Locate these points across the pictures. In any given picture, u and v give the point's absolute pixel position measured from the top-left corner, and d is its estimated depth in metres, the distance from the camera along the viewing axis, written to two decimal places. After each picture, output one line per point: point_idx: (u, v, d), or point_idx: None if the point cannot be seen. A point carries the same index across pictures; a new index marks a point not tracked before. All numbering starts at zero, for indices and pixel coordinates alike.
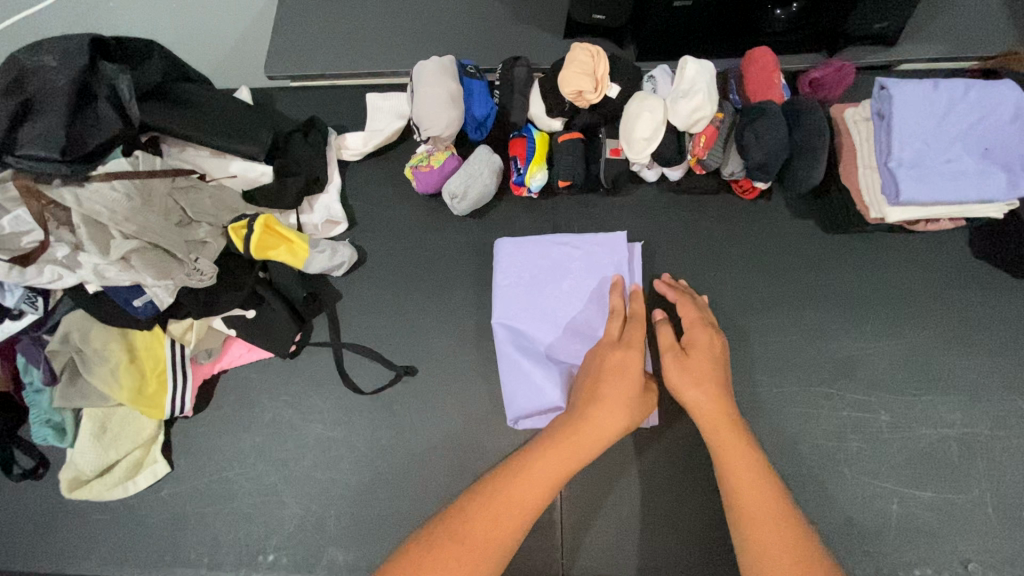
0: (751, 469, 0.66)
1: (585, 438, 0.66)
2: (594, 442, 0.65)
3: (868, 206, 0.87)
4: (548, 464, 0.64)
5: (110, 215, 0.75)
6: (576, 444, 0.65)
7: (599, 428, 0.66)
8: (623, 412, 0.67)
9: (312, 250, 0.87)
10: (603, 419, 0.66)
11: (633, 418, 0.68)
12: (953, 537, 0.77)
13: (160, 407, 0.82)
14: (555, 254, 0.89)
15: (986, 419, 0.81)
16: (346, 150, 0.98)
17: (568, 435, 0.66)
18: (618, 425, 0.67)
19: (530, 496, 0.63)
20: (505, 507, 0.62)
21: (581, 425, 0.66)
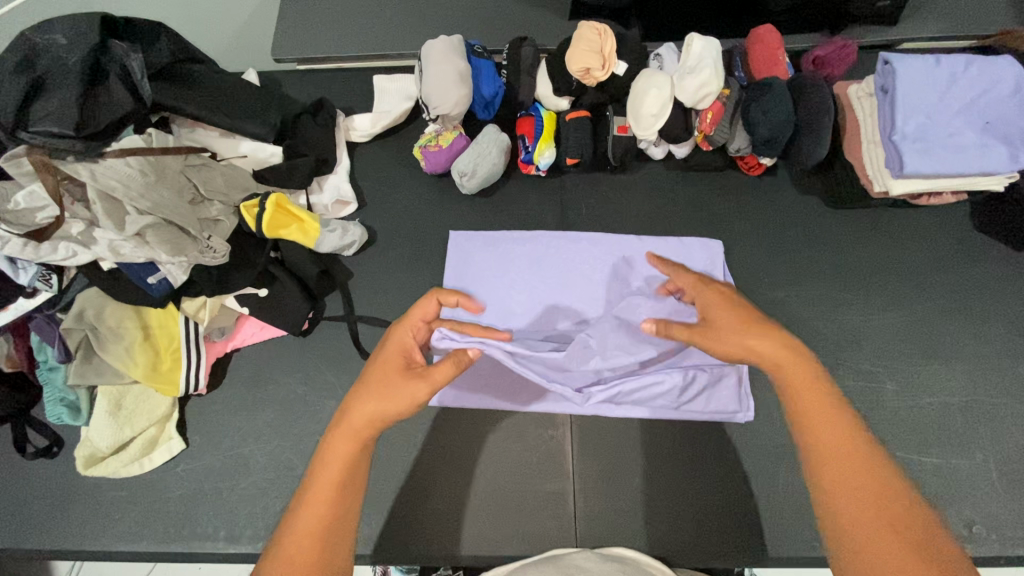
0: (840, 424, 0.58)
1: (343, 429, 0.62)
2: (353, 441, 0.61)
3: (871, 179, 0.88)
4: (328, 462, 0.60)
5: (124, 190, 0.75)
6: (343, 440, 0.61)
7: (351, 421, 0.62)
8: (374, 396, 0.62)
9: (322, 230, 0.89)
10: (354, 407, 0.62)
11: (391, 400, 0.62)
12: (960, 502, 0.78)
13: (175, 383, 0.83)
14: (548, 247, 0.92)
15: (988, 386, 0.83)
16: (355, 132, 0.99)
17: (332, 435, 0.62)
18: (385, 413, 0.61)
19: (321, 501, 0.59)
20: (329, 485, 0.59)
21: (337, 420, 0.62)
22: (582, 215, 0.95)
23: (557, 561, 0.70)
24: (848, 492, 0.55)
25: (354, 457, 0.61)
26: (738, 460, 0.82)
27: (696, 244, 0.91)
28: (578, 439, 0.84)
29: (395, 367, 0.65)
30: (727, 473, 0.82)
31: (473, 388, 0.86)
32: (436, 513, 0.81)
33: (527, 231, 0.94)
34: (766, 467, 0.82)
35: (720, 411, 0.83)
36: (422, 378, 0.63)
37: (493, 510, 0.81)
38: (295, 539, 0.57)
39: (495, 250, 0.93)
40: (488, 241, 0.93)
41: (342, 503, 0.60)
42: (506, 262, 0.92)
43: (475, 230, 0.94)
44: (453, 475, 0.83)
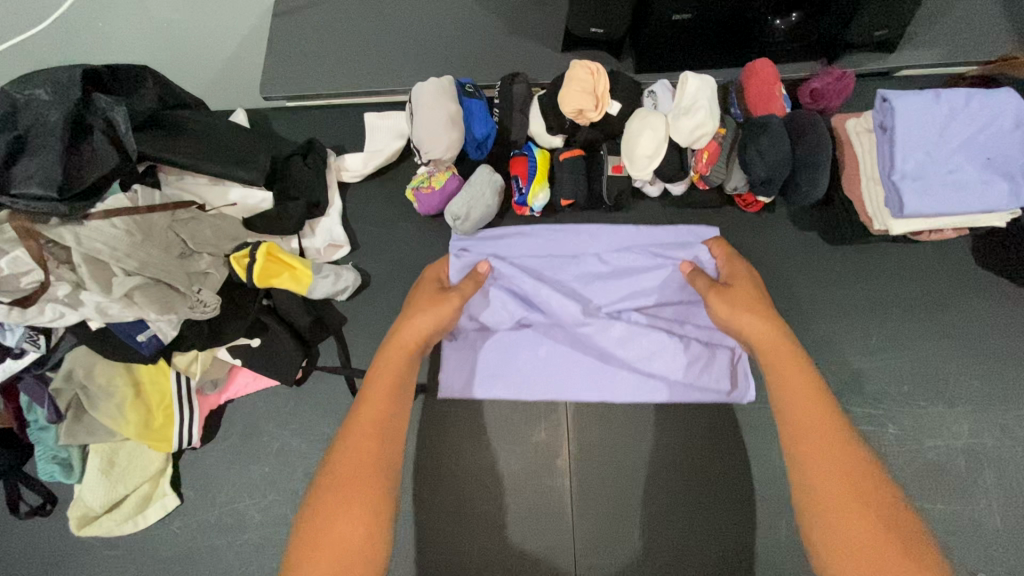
0: (817, 400, 0.62)
1: (395, 343, 0.71)
2: (402, 350, 0.71)
3: (872, 218, 0.87)
4: (382, 372, 0.68)
5: (110, 252, 0.73)
6: (396, 349, 0.71)
7: (400, 336, 0.72)
8: (422, 313, 0.74)
9: (315, 276, 0.87)
10: (404, 323, 0.73)
11: (438, 313, 0.75)
12: (962, 548, 0.77)
13: (168, 439, 0.82)
14: (542, 241, 0.93)
15: (993, 429, 0.82)
16: (346, 172, 0.97)
17: (385, 350, 0.71)
18: (433, 324, 0.74)
19: (377, 403, 0.65)
20: (384, 389, 0.66)
21: (388, 337, 0.72)
22: (579, 227, 0.93)
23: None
24: (819, 456, 0.59)
25: (407, 365, 0.70)
26: (731, 501, 0.84)
27: (687, 230, 0.92)
28: (576, 488, 0.85)
29: (431, 291, 0.79)
30: (721, 517, 0.84)
31: (481, 384, 0.88)
32: (436, 560, 0.84)
33: (523, 227, 0.93)
34: (757, 508, 0.84)
35: (719, 425, 0.86)
36: (454, 293, 0.78)
37: (494, 556, 0.84)
38: (356, 444, 0.62)
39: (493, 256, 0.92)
40: (483, 245, 0.93)
41: (397, 405, 0.66)
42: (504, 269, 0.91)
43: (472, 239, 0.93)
44: (450, 522, 0.85)
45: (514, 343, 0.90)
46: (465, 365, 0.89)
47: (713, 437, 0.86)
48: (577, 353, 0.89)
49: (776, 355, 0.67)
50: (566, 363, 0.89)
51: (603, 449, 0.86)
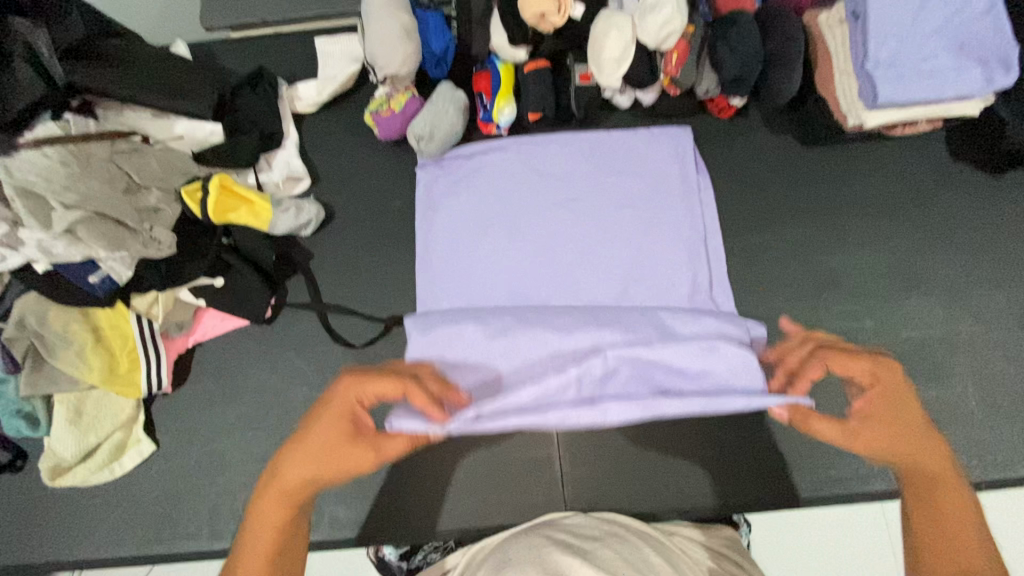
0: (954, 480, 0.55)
1: (276, 490, 0.55)
2: (304, 478, 0.55)
3: (845, 113, 0.84)
4: (258, 528, 0.54)
5: (46, 184, 0.69)
6: (274, 505, 0.55)
7: (285, 479, 0.55)
8: (313, 464, 0.55)
9: (274, 210, 0.84)
10: (287, 469, 0.55)
11: (335, 474, 0.55)
12: (940, 431, 0.78)
13: (137, 385, 0.79)
14: (511, 155, 0.89)
15: (966, 316, 0.83)
16: (301, 102, 0.92)
17: (261, 502, 0.55)
18: (323, 479, 0.55)
19: (255, 561, 0.53)
20: (258, 539, 0.54)
21: (269, 480, 0.55)
22: (552, 138, 0.90)
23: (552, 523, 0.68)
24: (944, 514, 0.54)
25: (286, 519, 0.55)
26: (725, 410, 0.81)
27: (662, 134, 0.89)
28: None
29: (338, 425, 0.55)
30: (716, 423, 0.81)
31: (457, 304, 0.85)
32: (427, 495, 0.80)
33: (491, 143, 0.90)
34: (754, 417, 0.81)
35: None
36: (372, 451, 0.56)
37: (481, 482, 0.80)
38: None
39: (466, 170, 0.89)
40: (454, 159, 0.89)
41: (283, 559, 0.54)
42: (480, 181, 0.88)
43: (442, 158, 0.89)
44: (437, 455, 0.81)
45: (483, 256, 0.85)
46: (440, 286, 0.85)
47: None
48: (549, 261, 0.84)
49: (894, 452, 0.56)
50: (535, 272, 0.83)
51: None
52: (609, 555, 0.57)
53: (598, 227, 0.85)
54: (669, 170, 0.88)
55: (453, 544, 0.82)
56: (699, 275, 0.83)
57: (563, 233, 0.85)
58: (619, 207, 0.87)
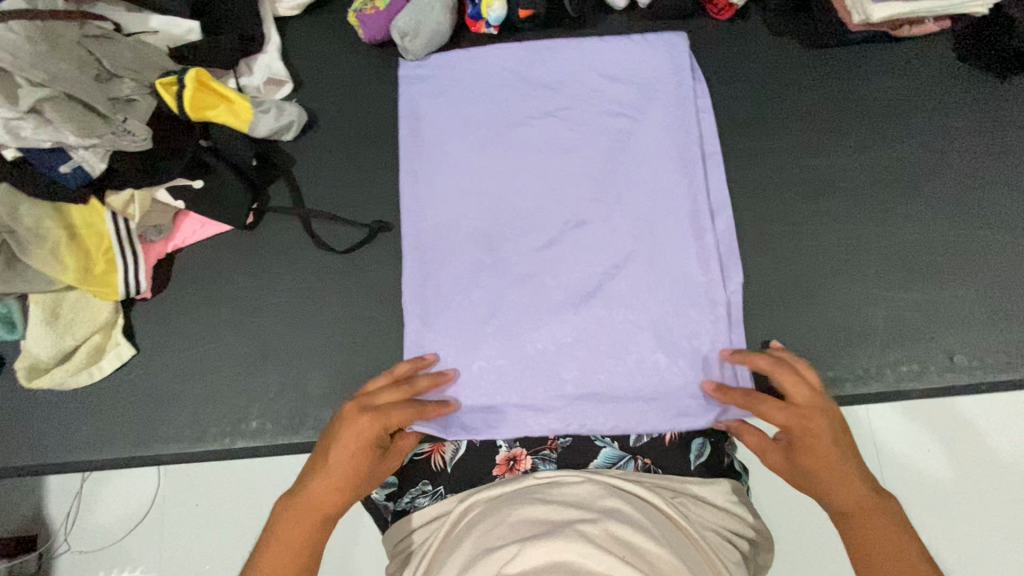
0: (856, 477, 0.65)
1: (303, 504, 0.66)
2: (333, 478, 0.66)
3: (850, 8, 0.81)
4: (294, 520, 0.65)
5: (13, 60, 0.65)
6: (303, 510, 0.65)
7: (311, 498, 0.66)
8: (338, 481, 0.66)
9: (255, 112, 0.80)
10: (314, 488, 0.66)
11: (358, 483, 0.67)
12: (939, 334, 0.76)
13: (114, 286, 0.76)
14: (499, 63, 0.86)
15: (969, 218, 0.80)
16: (281, 4, 0.88)
17: (292, 507, 0.66)
18: (350, 491, 0.66)
19: (296, 537, 0.64)
20: (294, 523, 0.65)
21: (296, 493, 0.66)
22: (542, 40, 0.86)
23: (549, 491, 0.66)
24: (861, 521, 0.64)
25: (318, 527, 0.65)
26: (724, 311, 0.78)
27: (656, 40, 0.85)
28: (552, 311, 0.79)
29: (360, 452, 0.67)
30: None
31: (444, 214, 0.82)
32: None
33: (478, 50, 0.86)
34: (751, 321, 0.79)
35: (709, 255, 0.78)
36: (389, 456, 0.71)
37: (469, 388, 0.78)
38: (272, 558, 0.64)
39: (450, 76, 0.86)
40: (437, 64, 0.86)
41: (314, 534, 0.65)
42: (463, 88, 0.85)
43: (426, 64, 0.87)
44: None
45: (467, 168, 0.83)
46: (426, 196, 0.82)
47: (700, 256, 0.79)
48: (533, 173, 0.82)
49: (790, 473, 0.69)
50: (524, 184, 0.82)
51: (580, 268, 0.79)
52: (626, 531, 0.56)
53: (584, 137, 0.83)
54: (662, 77, 0.84)
55: (443, 489, 0.76)
56: (693, 178, 0.81)
57: (547, 145, 0.83)
58: (606, 117, 0.83)
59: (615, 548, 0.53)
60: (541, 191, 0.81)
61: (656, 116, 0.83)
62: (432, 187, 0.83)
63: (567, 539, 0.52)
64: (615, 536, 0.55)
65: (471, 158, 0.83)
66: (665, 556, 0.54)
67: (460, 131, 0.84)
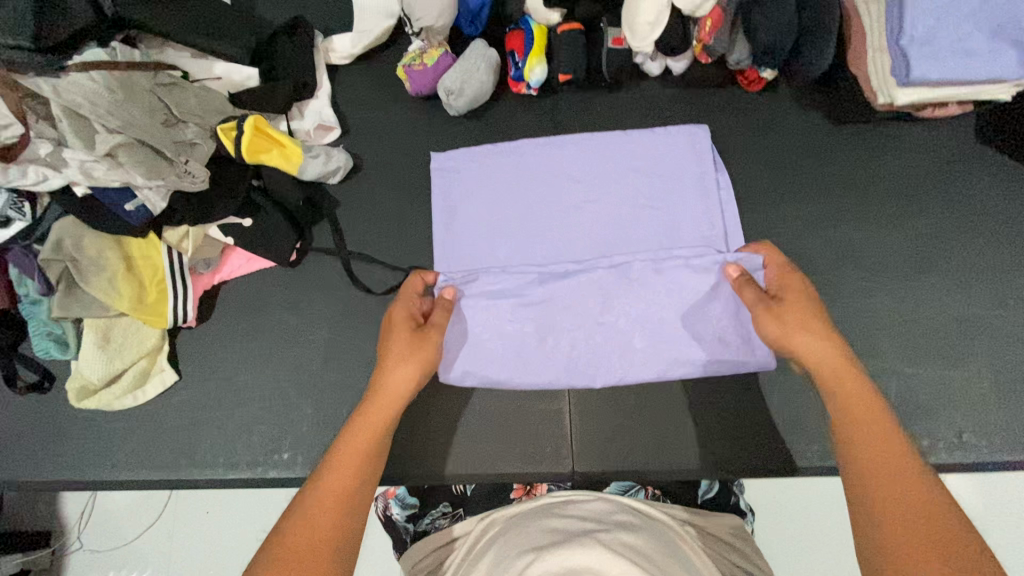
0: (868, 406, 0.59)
1: (386, 396, 0.67)
2: (392, 403, 0.66)
3: (875, 91, 0.84)
4: (379, 407, 0.66)
5: (92, 107, 0.70)
6: (381, 404, 0.66)
7: (391, 386, 0.68)
8: (413, 361, 0.70)
9: (305, 157, 0.85)
10: (397, 372, 0.68)
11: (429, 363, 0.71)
12: (950, 411, 0.79)
13: (163, 315, 0.81)
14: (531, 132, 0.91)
15: (983, 297, 0.83)
16: (335, 53, 0.94)
17: (373, 401, 0.66)
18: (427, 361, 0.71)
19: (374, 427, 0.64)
20: (377, 412, 0.66)
21: (378, 388, 0.67)
22: (576, 104, 0.92)
23: (563, 509, 0.71)
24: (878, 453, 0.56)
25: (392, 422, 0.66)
26: (738, 383, 0.82)
27: (678, 131, 0.88)
28: None
29: (410, 330, 0.72)
30: (727, 387, 0.82)
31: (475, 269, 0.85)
32: (437, 439, 0.81)
33: (510, 122, 0.91)
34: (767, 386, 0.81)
35: (732, 354, 0.81)
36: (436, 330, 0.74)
37: (491, 434, 0.81)
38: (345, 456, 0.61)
39: (478, 164, 0.89)
40: (465, 151, 0.89)
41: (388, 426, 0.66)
42: (492, 177, 0.88)
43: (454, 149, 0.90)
44: (446, 403, 0.83)
45: (497, 248, 0.86)
46: (457, 249, 0.86)
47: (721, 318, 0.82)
48: (559, 249, 0.85)
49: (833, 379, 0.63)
50: (551, 239, 0.86)
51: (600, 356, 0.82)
52: (636, 539, 0.59)
53: (610, 235, 0.86)
54: (687, 167, 0.87)
55: (462, 510, 0.85)
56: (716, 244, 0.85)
57: (576, 230, 0.86)
58: (634, 210, 0.86)
59: (627, 553, 0.55)
60: (559, 273, 0.83)
61: (683, 211, 0.86)
62: (463, 242, 0.86)
63: (581, 545, 0.54)
64: (628, 545, 0.57)
65: (503, 215, 0.87)
66: (673, 566, 0.57)
67: (494, 189, 0.88)
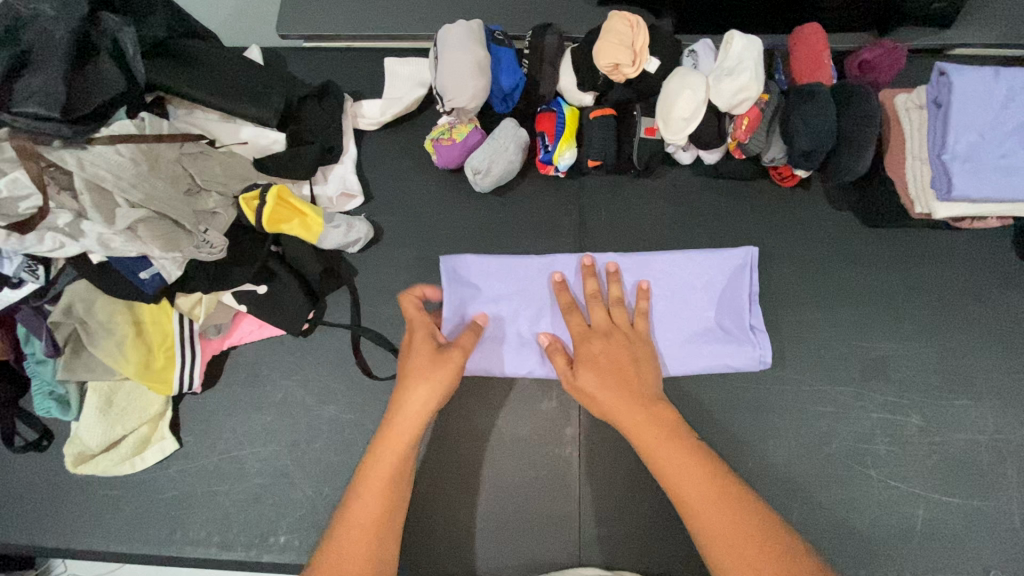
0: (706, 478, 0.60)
1: (397, 423, 0.65)
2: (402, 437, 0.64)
3: (913, 200, 0.82)
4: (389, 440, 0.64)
5: (115, 180, 0.70)
6: (397, 433, 0.64)
7: (401, 416, 0.65)
8: (426, 384, 0.66)
9: (326, 225, 0.82)
10: (404, 399, 0.65)
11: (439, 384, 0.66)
12: (976, 544, 0.76)
13: (168, 382, 0.78)
14: (556, 217, 0.89)
15: (1018, 425, 0.79)
16: (363, 119, 0.93)
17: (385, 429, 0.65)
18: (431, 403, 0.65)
19: (395, 447, 0.64)
20: (399, 437, 0.64)
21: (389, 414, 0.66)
22: (603, 189, 0.90)
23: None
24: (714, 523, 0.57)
25: (410, 445, 0.64)
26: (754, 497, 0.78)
27: (705, 259, 0.84)
28: (584, 460, 0.80)
29: (426, 353, 0.68)
30: None
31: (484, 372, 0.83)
32: (438, 531, 0.79)
33: (533, 204, 0.90)
34: (784, 503, 0.78)
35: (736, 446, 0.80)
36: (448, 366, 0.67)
37: (493, 528, 0.79)
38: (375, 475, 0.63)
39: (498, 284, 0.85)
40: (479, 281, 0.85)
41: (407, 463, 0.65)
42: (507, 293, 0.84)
43: (475, 232, 0.89)
44: (450, 493, 0.80)
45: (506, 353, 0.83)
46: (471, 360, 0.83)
47: (733, 420, 0.81)
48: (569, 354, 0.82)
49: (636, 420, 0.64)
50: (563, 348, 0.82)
51: (613, 458, 0.80)
52: None
53: None
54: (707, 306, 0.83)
55: None
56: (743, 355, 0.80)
57: None
58: None
59: None
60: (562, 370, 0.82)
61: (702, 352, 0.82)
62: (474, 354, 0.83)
63: None
64: None
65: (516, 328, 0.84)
66: None
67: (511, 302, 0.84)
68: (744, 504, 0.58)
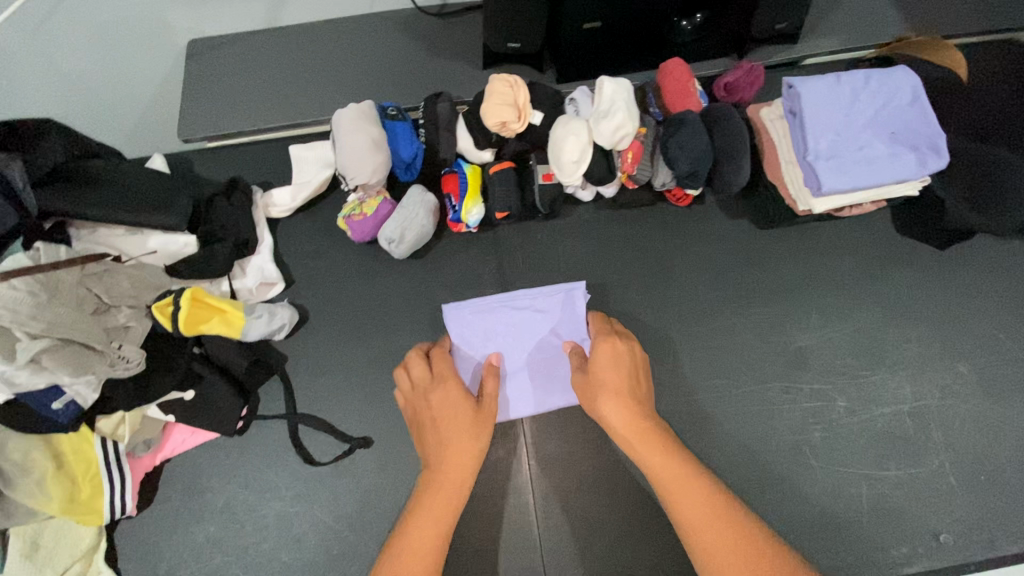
0: (703, 500, 0.60)
1: (454, 464, 0.66)
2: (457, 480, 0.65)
3: (795, 200, 0.89)
4: (431, 507, 0.63)
5: (12, 316, 0.68)
6: (446, 485, 0.65)
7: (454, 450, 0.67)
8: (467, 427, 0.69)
9: (247, 318, 0.82)
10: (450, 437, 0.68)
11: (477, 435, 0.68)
12: (922, 511, 0.79)
13: (99, 511, 0.75)
14: (475, 270, 0.92)
15: (932, 388, 0.85)
16: (274, 208, 0.94)
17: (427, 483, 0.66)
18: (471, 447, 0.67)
19: (426, 519, 0.62)
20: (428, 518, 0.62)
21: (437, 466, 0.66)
22: (516, 236, 0.94)
23: None
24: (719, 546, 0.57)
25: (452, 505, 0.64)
26: None
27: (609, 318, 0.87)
28: (541, 506, 0.80)
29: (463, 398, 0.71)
30: None
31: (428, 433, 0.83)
32: None
33: (452, 261, 0.93)
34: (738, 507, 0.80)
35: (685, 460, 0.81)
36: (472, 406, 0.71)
37: None
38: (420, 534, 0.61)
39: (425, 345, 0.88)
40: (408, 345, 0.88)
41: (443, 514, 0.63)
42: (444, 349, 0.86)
43: (400, 298, 0.91)
44: None
45: None
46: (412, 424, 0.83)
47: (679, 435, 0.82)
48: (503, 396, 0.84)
49: (642, 435, 0.66)
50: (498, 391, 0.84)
51: (569, 497, 0.81)
52: None
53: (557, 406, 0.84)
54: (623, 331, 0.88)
55: None
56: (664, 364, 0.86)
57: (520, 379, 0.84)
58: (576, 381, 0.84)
59: None
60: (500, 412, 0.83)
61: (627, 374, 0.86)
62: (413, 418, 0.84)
63: None
64: None
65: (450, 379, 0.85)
66: None
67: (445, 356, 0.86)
68: (748, 525, 0.58)
